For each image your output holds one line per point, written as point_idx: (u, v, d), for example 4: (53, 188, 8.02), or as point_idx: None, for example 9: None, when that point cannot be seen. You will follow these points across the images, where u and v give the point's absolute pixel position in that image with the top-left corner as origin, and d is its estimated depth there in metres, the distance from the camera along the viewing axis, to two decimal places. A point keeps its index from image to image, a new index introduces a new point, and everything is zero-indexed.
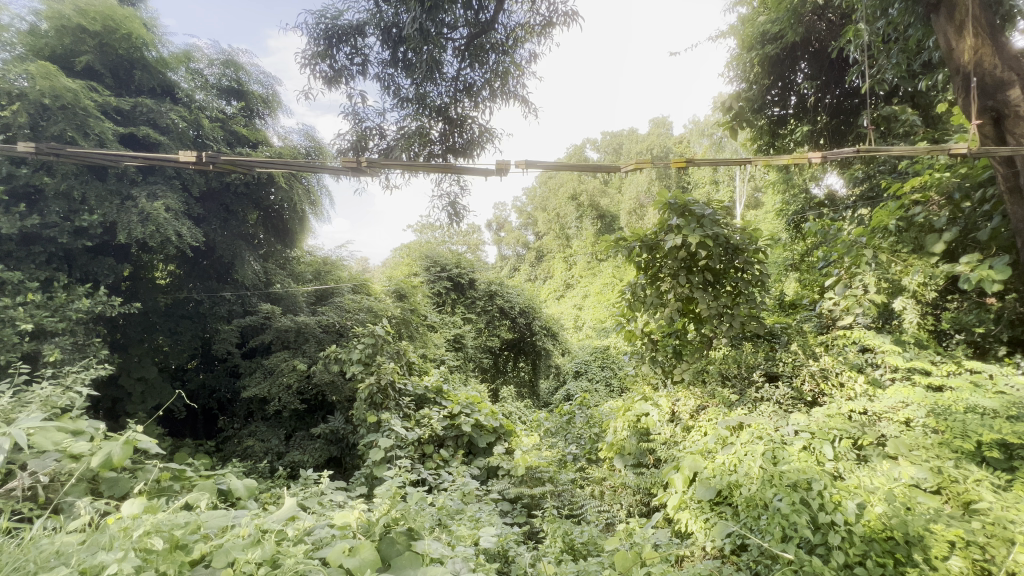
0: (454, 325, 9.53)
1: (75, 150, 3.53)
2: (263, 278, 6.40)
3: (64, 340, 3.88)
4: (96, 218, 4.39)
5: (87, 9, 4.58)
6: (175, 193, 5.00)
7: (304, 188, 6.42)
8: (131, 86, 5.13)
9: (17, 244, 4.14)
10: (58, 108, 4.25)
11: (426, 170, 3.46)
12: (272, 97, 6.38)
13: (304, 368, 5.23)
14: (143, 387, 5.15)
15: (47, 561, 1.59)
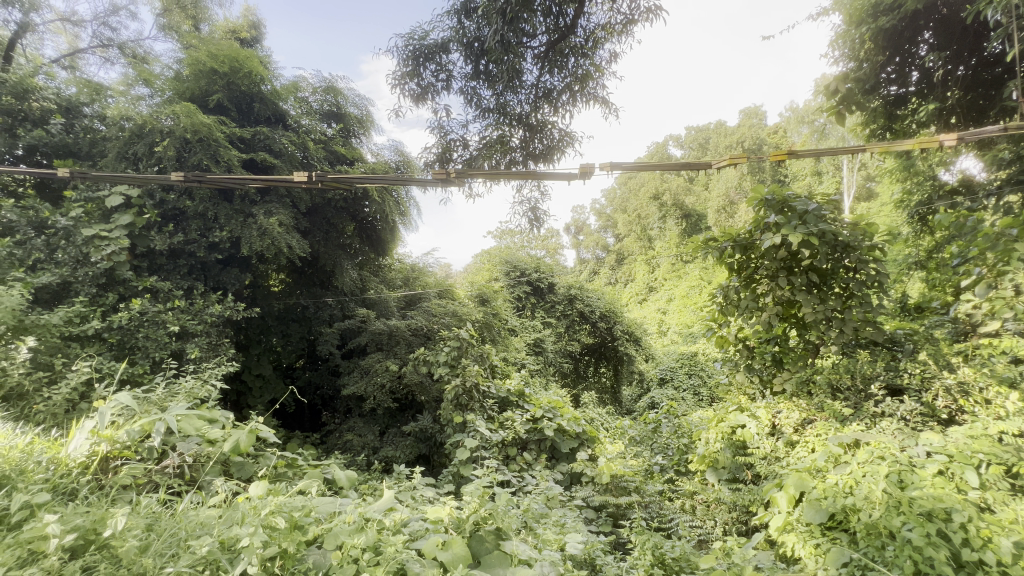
0: (535, 329, 9.59)
1: (213, 177, 4.10)
2: (359, 284, 6.91)
3: (201, 340, 4.45)
4: (225, 235, 5.03)
5: (218, 54, 5.31)
6: (286, 210, 5.50)
7: (394, 200, 6.77)
8: (251, 116, 5.80)
9: (166, 258, 4.90)
10: (196, 141, 4.95)
11: (509, 178, 3.52)
12: (366, 117, 6.86)
13: (396, 368, 5.57)
14: (262, 382, 5.85)
15: (195, 530, 1.86)
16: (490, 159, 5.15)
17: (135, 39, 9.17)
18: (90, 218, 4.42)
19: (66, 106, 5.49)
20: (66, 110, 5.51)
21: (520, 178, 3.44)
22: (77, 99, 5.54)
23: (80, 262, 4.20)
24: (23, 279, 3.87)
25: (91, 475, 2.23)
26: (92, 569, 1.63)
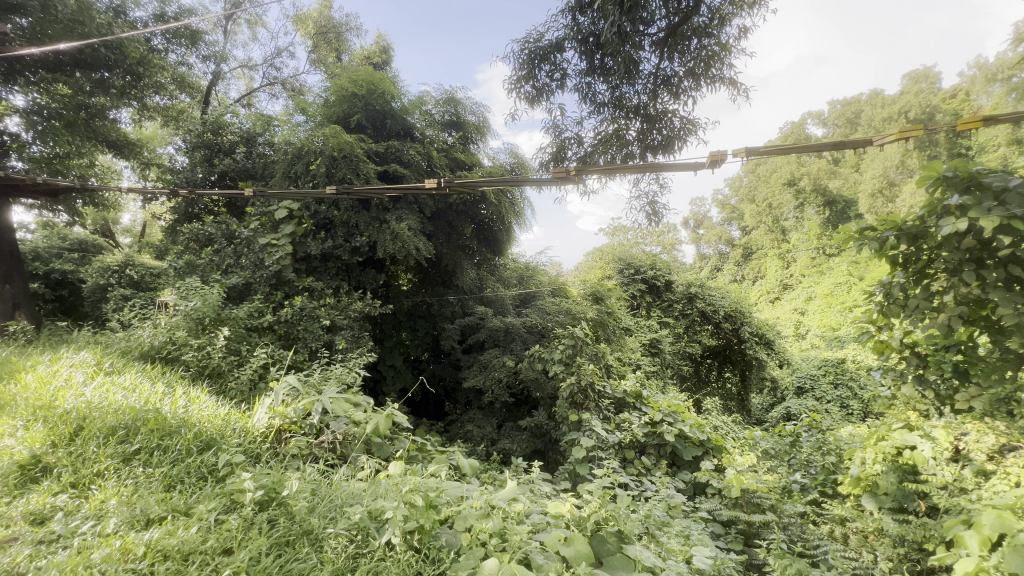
0: (651, 329, 9.14)
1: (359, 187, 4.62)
2: (478, 283, 7.26)
3: (347, 333, 5.04)
4: (364, 240, 5.63)
5: (357, 78, 5.96)
6: (415, 216, 5.97)
7: (510, 201, 6.94)
8: (384, 132, 6.40)
9: (319, 261, 5.66)
10: (341, 158, 5.59)
11: (628, 171, 3.39)
12: (483, 123, 7.16)
13: (512, 364, 5.77)
14: (394, 372, 6.47)
15: (348, 499, 2.11)
16: (606, 153, 5.07)
17: (293, 75, 10.76)
18: (264, 229, 5.37)
19: (247, 137, 6.65)
20: (247, 140, 6.68)
21: (638, 172, 3.30)
22: (254, 130, 6.67)
23: (257, 266, 5.11)
24: (220, 281, 4.84)
25: (269, 443, 2.66)
26: (274, 522, 1.95)
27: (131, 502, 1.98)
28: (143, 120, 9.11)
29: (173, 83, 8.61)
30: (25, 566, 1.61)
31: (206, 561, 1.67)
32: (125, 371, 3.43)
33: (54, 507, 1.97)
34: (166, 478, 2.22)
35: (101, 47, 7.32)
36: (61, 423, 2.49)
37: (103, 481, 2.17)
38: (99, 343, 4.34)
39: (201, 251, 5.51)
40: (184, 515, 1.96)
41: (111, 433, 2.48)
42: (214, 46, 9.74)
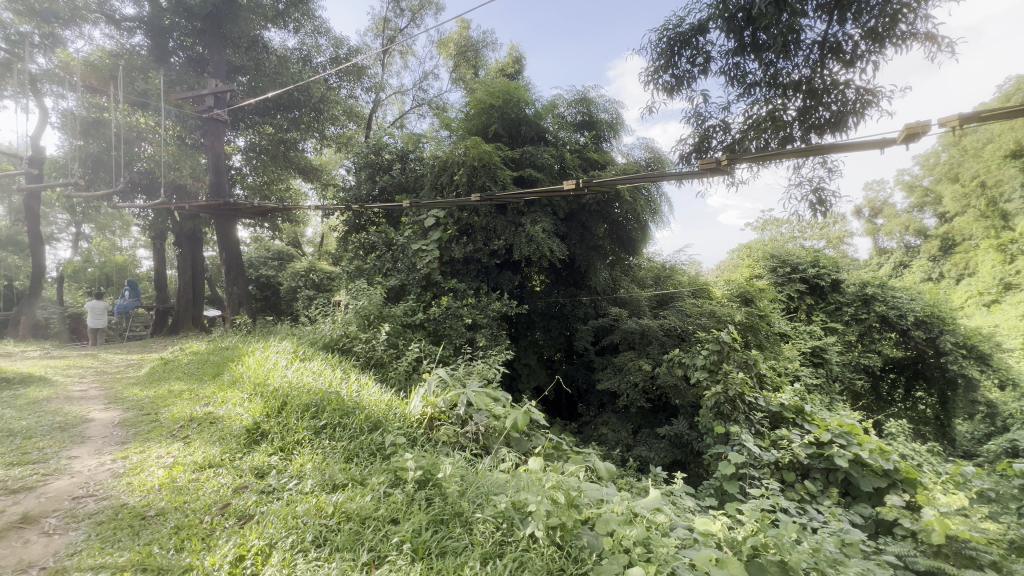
0: (813, 336, 7.96)
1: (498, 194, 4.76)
2: (611, 283, 7.11)
3: (486, 331, 5.32)
4: (501, 243, 5.90)
5: (494, 90, 6.28)
6: (549, 218, 6.02)
7: (646, 198, 6.52)
8: (520, 139, 6.63)
9: (462, 264, 6.09)
10: (481, 167, 5.94)
11: (791, 156, 2.97)
12: (617, 119, 6.98)
13: (649, 368, 5.54)
14: (528, 370, 6.69)
15: (493, 487, 2.23)
16: (757, 139, 4.56)
17: (438, 95, 11.79)
18: (416, 236, 5.99)
19: (401, 154, 7.46)
20: (402, 157, 7.48)
21: (800, 156, 2.86)
22: (407, 147, 7.44)
23: (411, 269, 5.73)
24: (382, 283, 5.53)
25: (423, 429, 2.95)
26: (430, 501, 2.15)
27: (322, 468, 2.37)
28: (322, 148, 10.83)
29: (345, 115, 10.06)
30: (253, 509, 2.04)
31: (378, 526, 1.91)
32: (314, 358, 4.12)
33: (270, 465, 2.45)
34: (346, 451, 2.61)
35: (295, 91, 8.94)
36: (272, 399, 3.10)
37: (301, 448, 2.63)
38: (294, 334, 5.27)
39: (366, 257, 6.33)
40: (360, 484, 2.27)
41: (306, 409, 3.00)
42: (375, 78, 11.14)
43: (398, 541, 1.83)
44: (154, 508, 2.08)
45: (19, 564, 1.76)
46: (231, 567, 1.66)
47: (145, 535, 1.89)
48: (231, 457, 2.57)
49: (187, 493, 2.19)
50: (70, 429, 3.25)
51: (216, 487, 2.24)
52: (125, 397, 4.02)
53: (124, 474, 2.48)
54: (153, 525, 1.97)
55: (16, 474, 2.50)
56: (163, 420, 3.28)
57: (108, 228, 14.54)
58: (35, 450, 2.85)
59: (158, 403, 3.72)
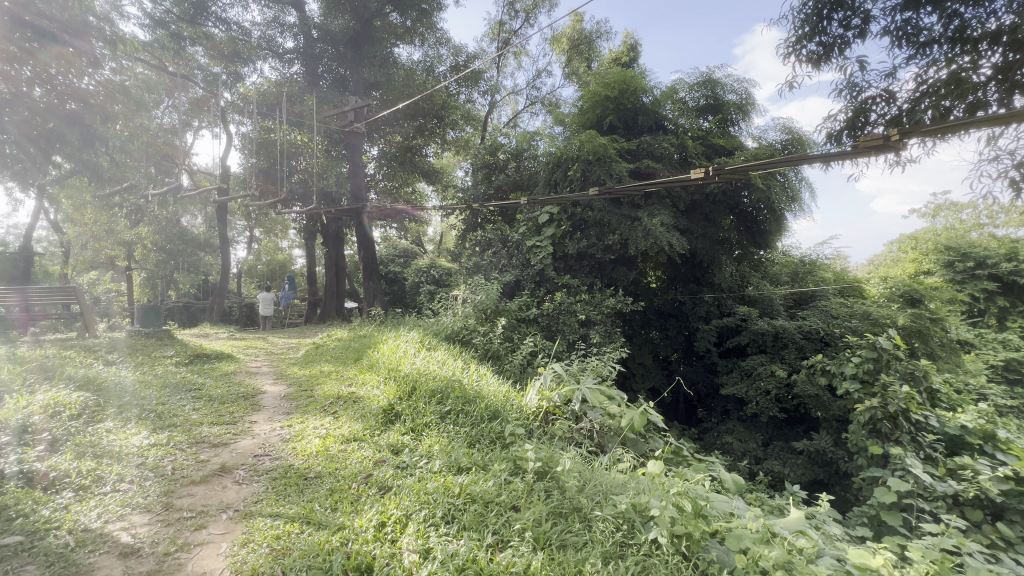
0: (1008, 346, 6.46)
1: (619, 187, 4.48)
2: (738, 280, 6.50)
3: (600, 328, 5.19)
4: (616, 237, 5.69)
5: (609, 81, 6.12)
6: (668, 210, 5.67)
7: (781, 185, 5.82)
8: (636, 129, 6.36)
9: (575, 260, 6.04)
10: (596, 160, 5.82)
11: (990, 123, 2.40)
12: (747, 100, 6.34)
13: (783, 375, 5.02)
14: (643, 370, 6.44)
15: (612, 487, 2.18)
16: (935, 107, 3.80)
17: (551, 92, 11.84)
18: (530, 233, 6.10)
19: (516, 153, 7.64)
20: (517, 156, 7.66)
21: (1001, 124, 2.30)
22: (521, 146, 7.59)
23: (525, 265, 5.89)
24: (498, 279, 5.75)
25: (539, 422, 3.00)
26: (549, 493, 2.18)
27: (447, 450, 2.55)
28: (443, 153, 11.57)
29: (464, 119, 10.60)
30: (391, 481, 2.26)
31: (501, 511, 1.99)
32: (438, 348, 4.44)
33: (403, 443, 2.70)
34: (468, 436, 2.77)
35: (421, 101, 9.66)
36: (403, 383, 3.41)
37: (428, 431, 2.85)
38: (420, 325, 5.74)
39: (483, 254, 6.63)
40: (483, 469, 2.39)
41: (433, 394, 3.24)
42: (491, 81, 11.55)
43: (521, 528, 1.89)
44: (313, 472, 2.42)
45: (220, 505, 2.17)
46: (375, 531, 1.86)
47: (308, 493, 2.21)
48: (371, 433, 2.89)
49: (338, 461, 2.52)
50: (251, 398, 3.93)
51: (360, 459, 2.53)
52: (288, 375, 4.74)
53: (290, 439, 2.93)
54: (312, 485, 2.29)
55: (216, 432, 3.09)
56: (317, 396, 3.81)
57: (273, 231, 17.25)
58: (227, 413, 3.49)
59: (313, 381, 4.32)
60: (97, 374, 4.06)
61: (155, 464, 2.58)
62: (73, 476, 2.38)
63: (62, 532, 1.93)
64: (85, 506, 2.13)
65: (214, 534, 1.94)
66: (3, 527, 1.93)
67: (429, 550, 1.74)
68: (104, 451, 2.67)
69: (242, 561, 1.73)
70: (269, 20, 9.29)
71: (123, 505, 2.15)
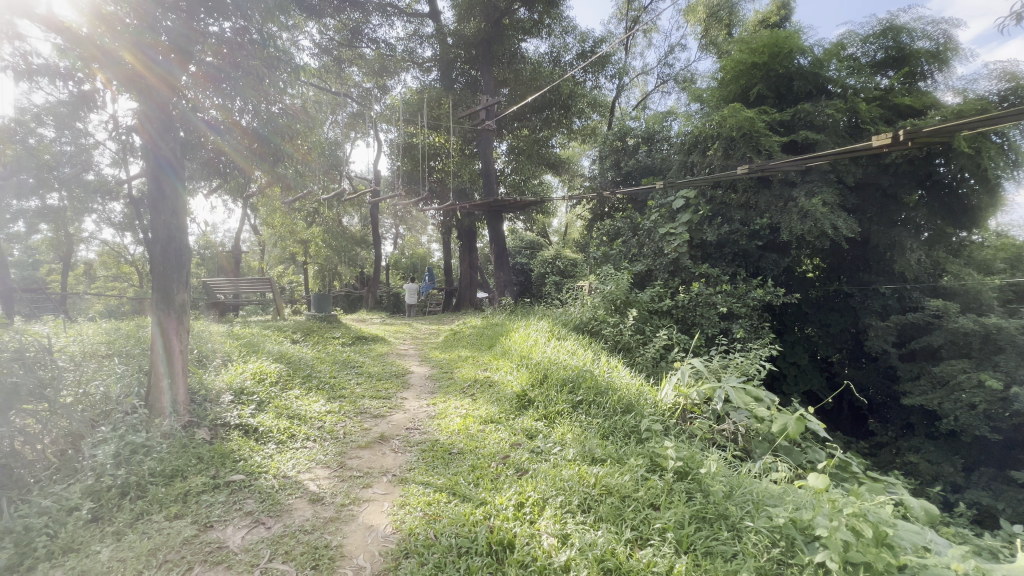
0: None
1: (776, 163, 3.82)
2: (929, 268, 5.33)
3: (745, 322, 4.66)
4: (765, 221, 5.07)
5: (758, 46, 5.44)
6: (832, 187, 4.87)
7: (999, 148, 4.59)
8: (791, 96, 5.57)
9: (714, 248, 5.53)
10: (741, 137, 5.23)
11: None
12: (947, 45, 5.12)
13: (997, 386, 4.01)
14: (796, 370, 5.76)
15: (765, 497, 1.97)
16: None
17: (685, 67, 10.98)
18: (663, 220, 5.72)
19: (647, 137, 7.27)
20: (648, 140, 7.29)
21: None
22: (653, 129, 7.21)
23: (658, 254, 5.51)
24: (628, 269, 5.57)
25: (675, 419, 2.84)
26: (691, 495, 2.05)
27: (581, 440, 2.56)
28: (569, 143, 11.51)
29: (591, 107, 10.39)
30: (527, 464, 2.34)
31: (639, 507, 1.93)
32: (567, 338, 4.47)
33: (537, 429, 2.78)
34: (601, 427, 2.74)
35: (549, 93, 9.73)
36: (535, 370, 3.51)
37: (561, 419, 2.89)
38: (549, 315, 5.85)
39: (612, 243, 6.48)
40: (618, 463, 2.34)
41: (564, 383, 3.28)
42: (619, 64, 11.12)
43: (661, 528, 1.81)
44: (456, 447, 2.63)
45: (381, 468, 2.48)
46: (514, 510, 1.94)
47: (453, 467, 2.40)
48: (506, 416, 3.03)
49: (477, 440, 2.69)
50: (401, 376, 4.41)
51: (498, 440, 2.66)
52: (431, 358, 5.20)
53: (435, 416, 3.22)
54: (456, 460, 2.49)
55: (375, 405, 3.53)
56: (457, 378, 4.12)
57: (415, 227, 19.05)
58: (383, 388, 3.97)
59: (452, 364, 4.69)
60: (288, 349, 4.93)
61: (331, 428, 3.04)
62: (275, 431, 2.93)
63: (270, 475, 2.38)
64: (285, 457, 2.60)
65: (378, 494, 2.22)
66: (232, 467, 2.46)
67: (567, 536, 1.76)
68: (295, 413, 3.24)
69: (402, 521, 1.94)
70: (410, 34, 10.22)
71: (310, 460, 2.58)
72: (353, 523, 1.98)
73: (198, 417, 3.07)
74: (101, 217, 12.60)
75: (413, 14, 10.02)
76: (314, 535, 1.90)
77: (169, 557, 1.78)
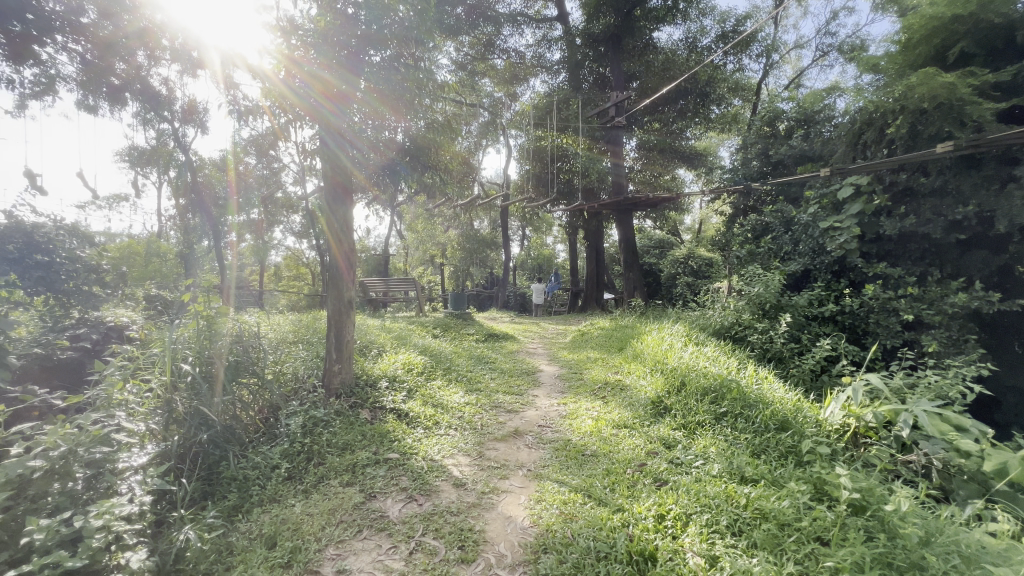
0: None
1: (993, 137, 2.97)
2: None
3: (940, 333, 3.75)
4: (972, 209, 4.07)
5: None
6: None
7: None
8: (1014, 50, 4.40)
9: (896, 243, 4.59)
10: (935, 107, 4.28)
11: None
12: None
13: None
14: (1016, 398, 4.56)
15: (980, 552, 1.58)
16: None
17: (853, 34, 9.42)
18: (825, 212, 4.91)
19: (804, 118, 6.38)
20: (805, 122, 6.39)
21: None
22: (812, 108, 6.30)
23: (817, 252, 4.87)
24: (780, 269, 4.97)
25: (844, 443, 2.44)
26: (871, 535, 1.74)
27: (728, 456, 2.34)
28: (706, 133, 10.68)
29: (732, 91, 9.49)
30: (667, 475, 2.22)
31: (803, 539, 1.70)
32: (706, 343, 4.15)
33: (675, 439, 2.63)
34: (751, 445, 2.48)
35: (685, 82, 9.15)
36: (672, 377, 3.31)
37: (703, 430, 2.69)
38: (683, 318, 5.49)
39: (759, 241, 5.83)
40: (773, 485, 2.09)
41: (705, 393, 3.05)
42: (767, 40, 9.97)
43: (832, 567, 1.56)
44: (589, 449, 2.61)
45: (517, 462, 2.57)
46: (654, 521, 1.85)
47: (586, 469, 2.39)
48: (641, 422, 2.91)
49: (611, 444, 2.64)
50: (532, 374, 4.53)
51: (633, 446, 2.58)
52: (560, 358, 5.24)
53: (566, 416, 3.24)
54: (590, 462, 2.47)
55: (508, 400, 3.67)
56: (587, 379, 4.10)
57: (541, 229, 19.42)
58: (515, 385, 4.12)
59: (581, 365, 4.68)
60: (430, 343, 5.38)
61: (469, 418, 3.25)
62: (422, 417, 3.23)
63: (420, 457, 2.63)
64: (431, 441, 2.85)
65: (515, 486, 2.31)
66: (389, 446, 2.78)
67: (716, 559, 1.62)
68: (438, 402, 3.53)
69: (539, 516, 1.99)
70: (540, 39, 10.42)
71: (453, 446, 2.78)
72: (493, 512, 2.08)
73: (361, 398, 3.53)
74: (286, 227, 15.19)
75: (542, 19, 10.19)
76: (459, 517, 2.05)
77: (343, 518, 2.07)
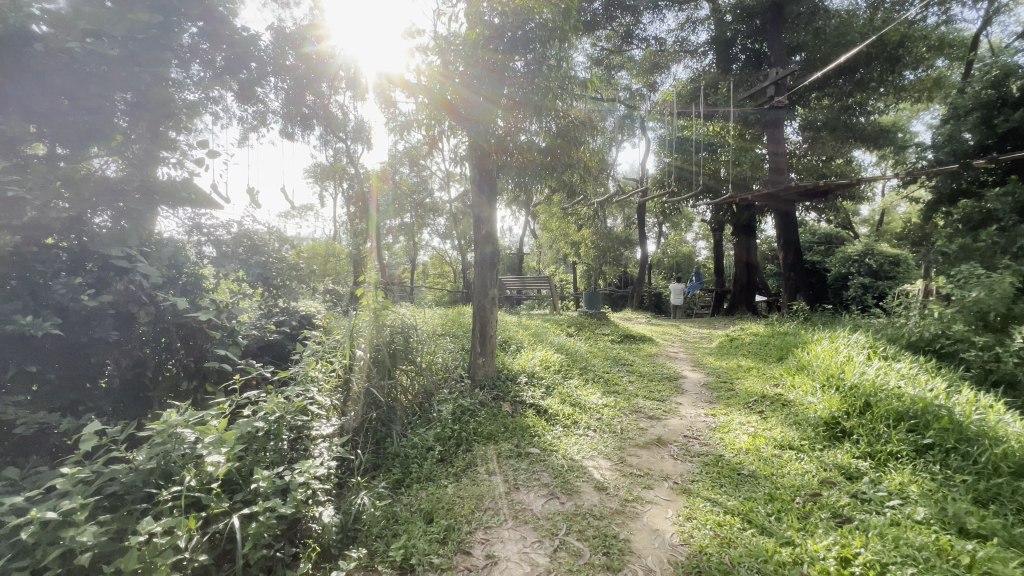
0: None
1: None
2: None
3: None
4: None
5: None
6: None
7: None
8: None
9: None
10: None
11: None
12: None
13: None
14: None
15: None
16: None
17: None
18: None
19: None
20: None
21: None
22: None
23: None
24: (1011, 269, 3.90)
25: None
26: None
27: (938, 500, 1.90)
28: (895, 104, 8.87)
29: (933, 50, 7.74)
30: (851, 512, 1.88)
31: None
32: (898, 359, 3.44)
33: (860, 470, 2.22)
34: (972, 491, 1.98)
35: (867, 47, 7.72)
36: (851, 396, 2.81)
37: (897, 464, 2.22)
38: (863, 327, 4.65)
39: (977, 234, 4.65)
40: (1010, 546, 1.63)
41: (900, 419, 2.52)
42: None
43: None
44: (746, 469, 2.34)
45: (662, 472, 2.43)
46: (837, 565, 1.58)
47: (744, 491, 2.15)
48: (811, 446, 2.52)
49: (774, 466, 2.33)
50: (674, 380, 4.25)
51: (803, 472, 2.24)
52: (706, 364, 4.83)
53: (717, 428, 2.96)
54: (748, 484, 2.21)
55: (649, 406, 3.50)
56: (739, 390, 3.71)
57: (680, 226, 18.23)
58: (657, 390, 3.91)
59: (732, 374, 4.26)
60: (566, 342, 5.40)
61: (608, 421, 3.18)
62: (560, 415, 3.25)
63: (560, 455, 2.64)
64: (571, 440, 2.85)
65: (661, 498, 2.18)
66: (530, 440, 2.85)
67: None
68: (576, 401, 3.52)
69: (691, 536, 1.84)
70: (683, 22, 9.75)
71: (593, 448, 2.74)
72: (638, 522, 1.99)
73: (502, 392, 3.69)
74: (433, 229, 16.67)
75: None
76: (603, 521, 2.01)
77: (491, 505, 2.17)
